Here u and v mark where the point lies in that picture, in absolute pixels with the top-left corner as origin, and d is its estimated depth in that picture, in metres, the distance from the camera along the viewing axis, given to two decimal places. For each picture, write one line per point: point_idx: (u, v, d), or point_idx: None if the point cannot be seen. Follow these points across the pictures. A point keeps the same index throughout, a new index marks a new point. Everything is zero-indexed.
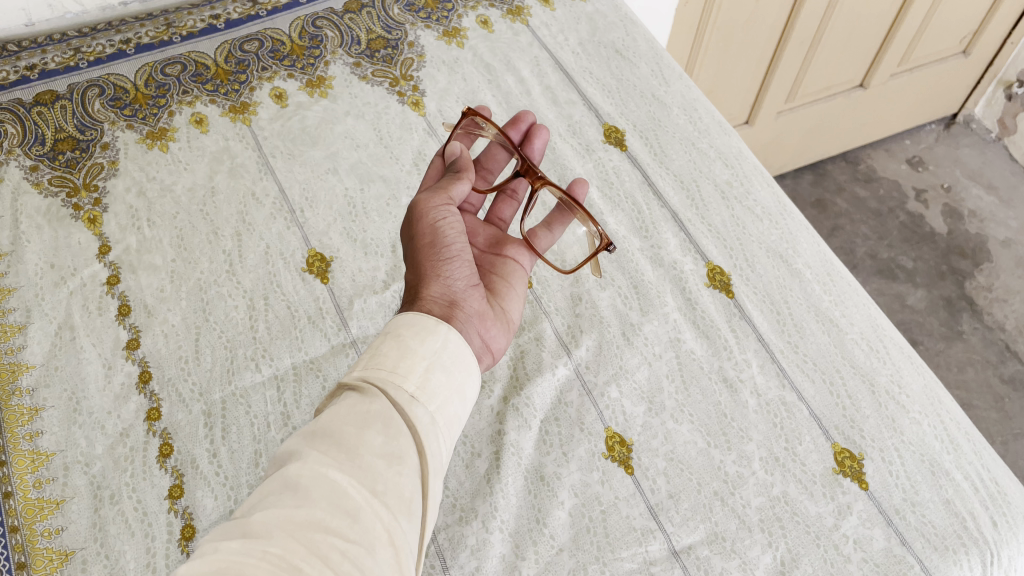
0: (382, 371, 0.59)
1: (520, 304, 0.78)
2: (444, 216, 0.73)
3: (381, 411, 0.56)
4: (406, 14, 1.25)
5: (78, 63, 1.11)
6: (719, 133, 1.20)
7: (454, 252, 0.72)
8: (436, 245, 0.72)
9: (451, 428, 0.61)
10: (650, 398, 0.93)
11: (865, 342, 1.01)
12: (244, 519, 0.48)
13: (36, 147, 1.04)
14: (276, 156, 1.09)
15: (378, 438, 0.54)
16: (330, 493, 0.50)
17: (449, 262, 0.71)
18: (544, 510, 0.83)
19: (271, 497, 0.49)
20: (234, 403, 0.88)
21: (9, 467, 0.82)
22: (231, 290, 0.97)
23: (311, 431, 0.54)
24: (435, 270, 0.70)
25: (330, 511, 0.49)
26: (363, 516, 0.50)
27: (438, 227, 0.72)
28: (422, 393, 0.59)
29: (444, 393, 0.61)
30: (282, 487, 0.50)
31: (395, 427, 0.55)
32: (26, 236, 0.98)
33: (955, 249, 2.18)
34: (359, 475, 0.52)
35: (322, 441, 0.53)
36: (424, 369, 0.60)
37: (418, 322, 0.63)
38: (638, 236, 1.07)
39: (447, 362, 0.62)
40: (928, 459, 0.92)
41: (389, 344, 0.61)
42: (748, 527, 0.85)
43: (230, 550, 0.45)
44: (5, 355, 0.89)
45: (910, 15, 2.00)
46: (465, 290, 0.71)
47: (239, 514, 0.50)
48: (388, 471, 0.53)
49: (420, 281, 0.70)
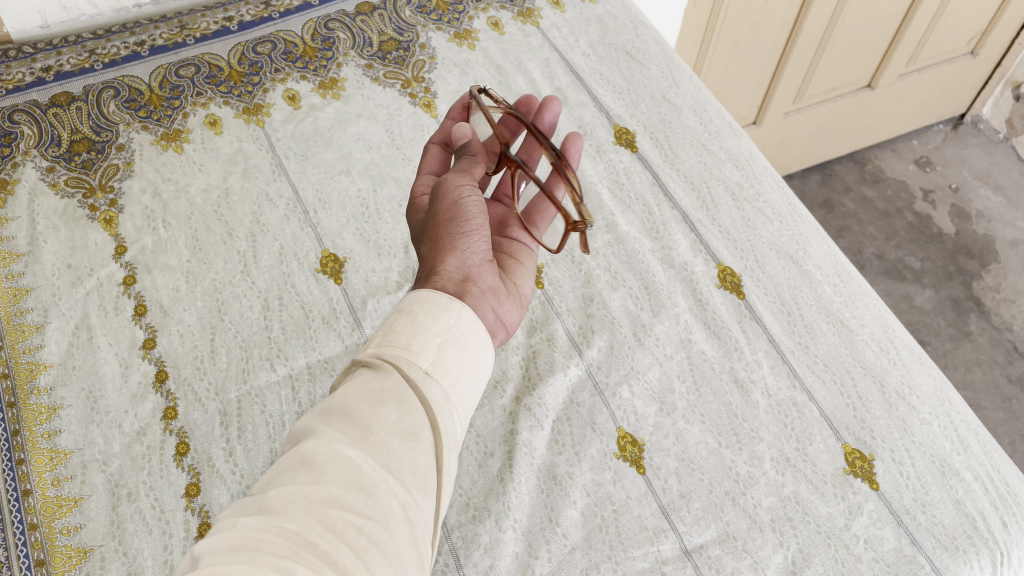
0: (396, 349, 0.59)
1: (531, 282, 0.79)
2: (467, 192, 0.72)
3: (394, 387, 0.56)
4: (418, 16, 1.25)
5: (93, 65, 1.12)
6: (729, 134, 1.20)
7: (473, 227, 0.71)
8: (456, 219, 0.71)
9: (465, 404, 0.60)
10: (662, 398, 0.94)
11: (875, 343, 1.01)
12: (261, 495, 0.49)
13: (52, 148, 1.05)
14: (290, 157, 1.10)
15: (392, 415, 0.54)
16: (345, 470, 0.50)
17: (467, 236, 0.70)
18: (556, 509, 0.84)
19: (286, 474, 0.50)
20: (249, 402, 0.89)
21: (28, 465, 0.83)
22: (245, 291, 0.98)
23: (327, 409, 0.55)
24: (451, 244, 0.70)
25: (345, 486, 0.49)
26: (378, 492, 0.50)
27: (460, 202, 0.71)
28: (436, 369, 0.59)
29: (458, 368, 0.60)
30: (298, 464, 0.50)
31: (409, 404, 0.55)
32: (43, 236, 0.99)
33: (963, 249, 2.18)
34: (373, 452, 0.52)
35: (337, 419, 0.54)
36: (437, 346, 0.60)
37: (432, 298, 0.62)
38: (648, 238, 1.08)
39: (460, 339, 0.61)
40: (939, 460, 0.92)
41: (403, 322, 0.61)
42: (759, 527, 0.86)
43: (248, 526, 0.46)
44: (24, 355, 0.90)
45: (919, 15, 2.00)
46: (479, 266, 0.70)
47: (258, 490, 0.51)
48: (402, 447, 0.53)
49: (436, 256, 0.69)
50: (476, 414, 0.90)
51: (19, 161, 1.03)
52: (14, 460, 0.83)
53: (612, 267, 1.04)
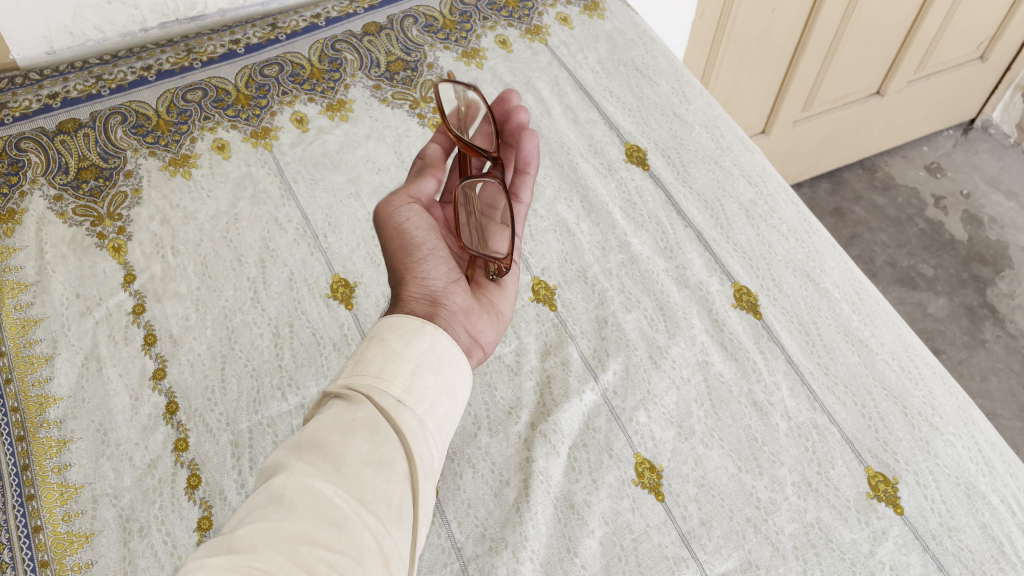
0: (367, 377, 0.57)
1: (511, 300, 0.75)
2: (406, 216, 0.71)
3: (366, 417, 0.54)
4: (425, 36, 1.24)
5: (100, 91, 1.11)
6: (742, 150, 1.19)
7: (427, 250, 0.69)
8: (407, 246, 0.70)
9: (442, 429, 0.58)
10: (680, 423, 0.92)
11: (896, 362, 0.99)
12: (229, 535, 0.46)
13: (60, 176, 1.04)
14: (298, 181, 1.10)
15: (364, 446, 0.52)
16: (316, 505, 0.48)
17: (423, 261, 0.69)
18: (575, 539, 0.82)
19: (256, 512, 0.48)
20: (260, 432, 0.88)
21: (37, 501, 0.81)
22: (256, 318, 0.97)
23: (298, 442, 0.53)
24: (410, 271, 0.68)
25: (316, 521, 0.47)
26: (351, 526, 0.48)
27: (404, 228, 0.71)
28: (408, 396, 0.57)
29: (433, 394, 0.58)
30: (268, 500, 0.48)
31: (381, 434, 0.53)
32: (52, 266, 0.97)
33: (977, 255, 2.16)
34: (345, 484, 0.50)
35: (308, 452, 0.52)
36: (410, 372, 0.58)
37: (403, 322, 0.60)
38: (662, 257, 1.07)
39: (434, 363, 0.59)
40: (964, 482, 0.91)
41: (374, 348, 0.59)
42: (782, 554, 0.84)
43: (215, 566, 0.43)
44: (33, 388, 0.88)
45: (927, 21, 1.98)
46: (446, 286, 0.68)
47: (227, 531, 0.48)
48: (375, 479, 0.51)
49: (398, 286, 0.68)
50: (490, 441, 0.89)
51: (26, 190, 1.02)
52: (24, 496, 0.81)
53: (626, 288, 1.03)
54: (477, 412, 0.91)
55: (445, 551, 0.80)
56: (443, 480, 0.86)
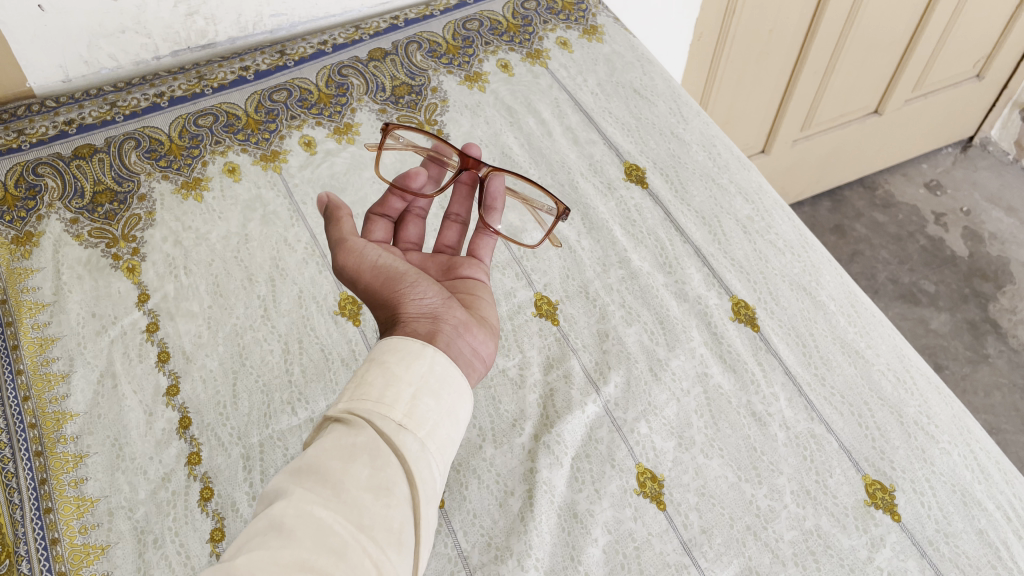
0: (368, 402, 0.56)
1: (494, 310, 0.73)
2: (373, 253, 0.70)
3: (367, 442, 0.54)
4: (429, 61, 1.28)
5: (114, 117, 1.14)
6: (739, 168, 1.22)
7: (411, 277, 0.68)
8: (392, 278, 0.68)
9: (444, 451, 0.58)
10: (680, 433, 0.95)
11: (891, 373, 1.02)
12: (227, 563, 0.45)
13: (75, 200, 1.06)
14: (307, 203, 1.13)
15: (364, 472, 0.52)
16: (316, 532, 0.48)
17: (414, 285, 0.67)
18: (578, 547, 0.84)
19: (255, 540, 0.48)
20: (271, 446, 0.90)
21: (55, 514, 0.83)
22: (266, 335, 1.00)
23: (298, 468, 0.53)
24: (402, 298, 0.67)
25: (315, 549, 0.47)
26: (350, 552, 0.48)
27: (378, 264, 0.70)
28: (410, 420, 0.56)
29: (434, 417, 0.58)
30: (268, 528, 0.48)
31: (383, 458, 0.53)
32: (68, 286, 1.00)
33: (978, 271, 2.18)
34: (344, 511, 0.50)
35: (308, 478, 0.52)
36: (411, 397, 0.57)
37: (403, 346, 0.60)
38: (662, 272, 1.09)
39: (435, 387, 0.59)
40: (961, 490, 0.92)
41: (375, 372, 0.58)
42: (782, 561, 0.86)
43: None
44: (49, 404, 0.90)
45: (922, 42, 2.02)
46: (443, 303, 0.66)
47: (227, 558, 0.48)
48: (375, 505, 0.51)
49: (393, 318, 0.66)
50: (495, 452, 0.91)
51: (43, 214, 1.04)
52: (41, 509, 0.83)
53: (626, 303, 1.05)
54: (482, 424, 0.93)
55: (452, 560, 0.82)
56: (449, 490, 0.88)
